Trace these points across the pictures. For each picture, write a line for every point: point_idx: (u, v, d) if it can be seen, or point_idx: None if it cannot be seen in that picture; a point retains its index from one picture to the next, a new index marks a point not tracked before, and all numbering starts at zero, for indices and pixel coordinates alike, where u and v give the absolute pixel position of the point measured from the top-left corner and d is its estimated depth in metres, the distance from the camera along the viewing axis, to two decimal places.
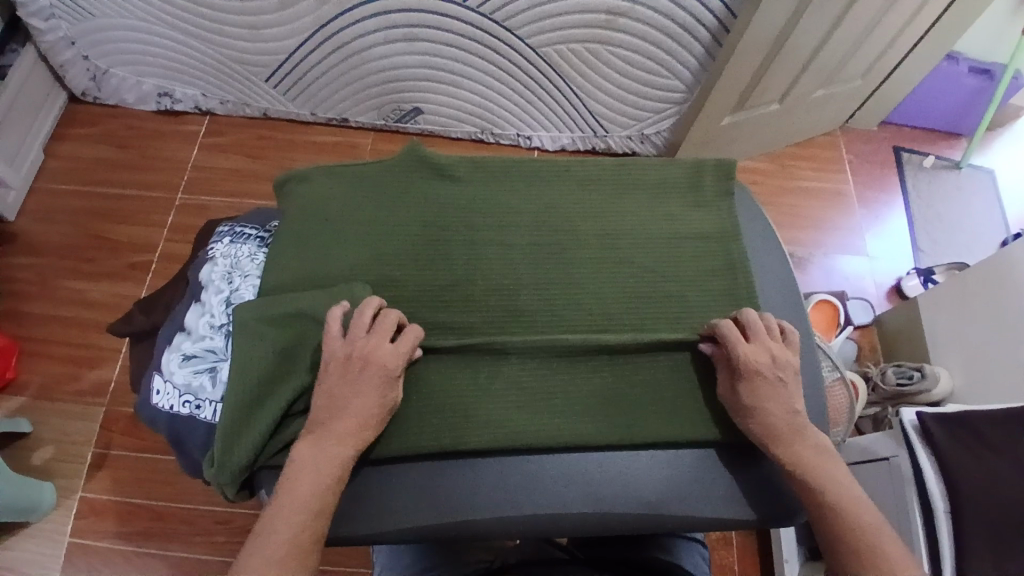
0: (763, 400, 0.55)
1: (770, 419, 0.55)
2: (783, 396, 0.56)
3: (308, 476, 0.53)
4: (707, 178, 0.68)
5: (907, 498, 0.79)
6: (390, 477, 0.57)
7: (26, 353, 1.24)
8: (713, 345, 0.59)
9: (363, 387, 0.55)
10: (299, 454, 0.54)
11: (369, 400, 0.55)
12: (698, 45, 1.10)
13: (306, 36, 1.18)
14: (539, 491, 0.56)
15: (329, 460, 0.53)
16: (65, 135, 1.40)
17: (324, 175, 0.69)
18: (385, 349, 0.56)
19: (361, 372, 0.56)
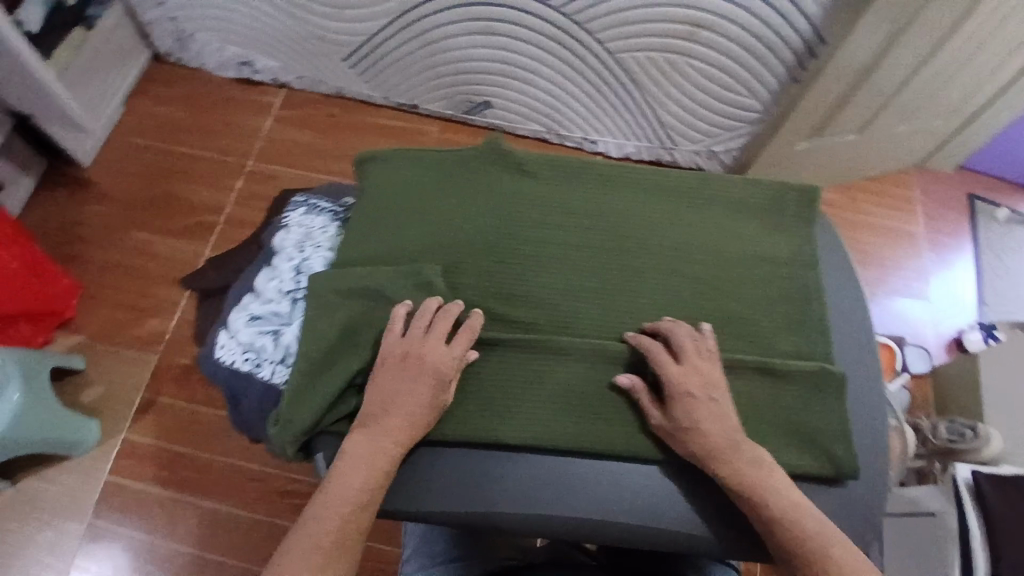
0: (696, 418, 0.55)
1: (707, 439, 0.55)
2: (716, 408, 0.56)
3: (361, 468, 0.54)
4: (788, 203, 0.67)
5: (950, 550, 0.77)
6: (436, 460, 0.58)
7: (87, 295, 1.30)
8: (630, 377, 0.58)
9: (416, 385, 0.57)
10: (354, 447, 0.55)
11: (422, 397, 0.57)
12: (780, 67, 1.08)
13: (386, 21, 1.19)
14: (573, 496, 0.56)
15: (379, 455, 0.55)
16: (145, 92, 1.46)
17: (402, 156, 0.70)
18: (440, 350, 0.58)
19: (414, 370, 0.57)
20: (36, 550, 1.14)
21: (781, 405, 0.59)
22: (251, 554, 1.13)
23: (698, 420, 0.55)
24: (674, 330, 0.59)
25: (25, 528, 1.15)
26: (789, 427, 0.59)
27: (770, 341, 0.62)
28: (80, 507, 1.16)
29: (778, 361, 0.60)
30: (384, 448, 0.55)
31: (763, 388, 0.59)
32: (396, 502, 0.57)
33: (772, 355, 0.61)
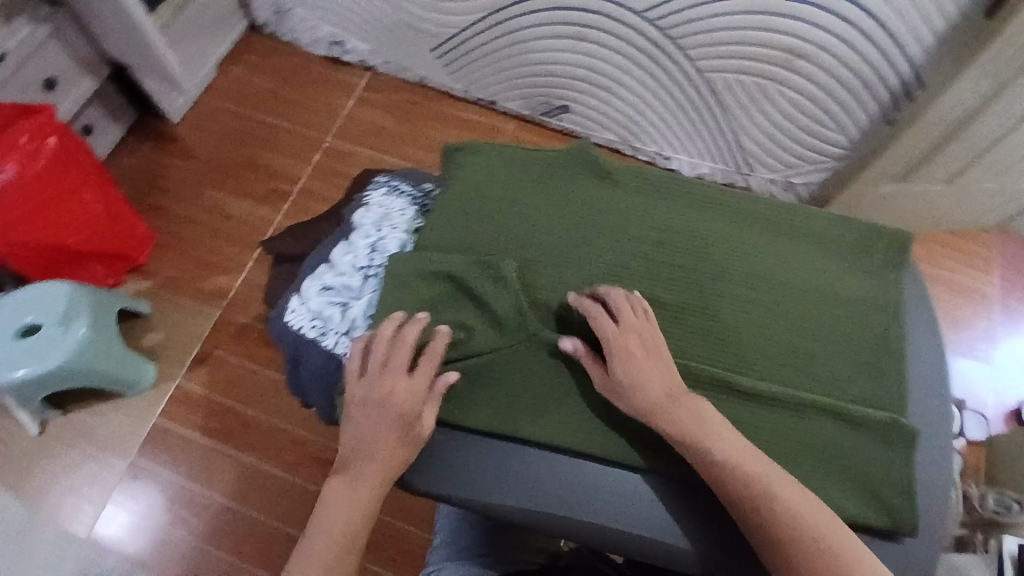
0: (635, 374, 0.57)
1: (646, 393, 0.57)
2: (654, 364, 0.58)
3: (339, 514, 0.58)
4: (873, 248, 0.66)
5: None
6: (471, 446, 0.61)
7: (161, 245, 1.36)
8: (574, 343, 0.61)
9: (389, 423, 0.58)
10: (332, 493, 0.59)
11: (395, 433, 0.59)
12: (874, 106, 1.07)
13: (479, 17, 1.21)
14: (581, 495, 0.58)
15: (357, 494, 0.58)
16: (238, 58, 1.52)
17: (492, 150, 0.71)
18: (402, 384, 0.59)
19: (385, 406, 0.59)
20: (85, 478, 1.20)
21: (843, 448, 0.58)
22: (281, 513, 1.17)
23: (639, 381, 0.57)
24: (618, 294, 0.61)
25: (77, 456, 1.21)
26: (849, 472, 0.58)
27: (840, 384, 0.61)
28: (129, 443, 1.22)
29: (846, 404, 0.59)
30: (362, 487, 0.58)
31: (828, 428, 0.59)
32: (430, 483, 0.61)
33: (840, 397, 0.60)
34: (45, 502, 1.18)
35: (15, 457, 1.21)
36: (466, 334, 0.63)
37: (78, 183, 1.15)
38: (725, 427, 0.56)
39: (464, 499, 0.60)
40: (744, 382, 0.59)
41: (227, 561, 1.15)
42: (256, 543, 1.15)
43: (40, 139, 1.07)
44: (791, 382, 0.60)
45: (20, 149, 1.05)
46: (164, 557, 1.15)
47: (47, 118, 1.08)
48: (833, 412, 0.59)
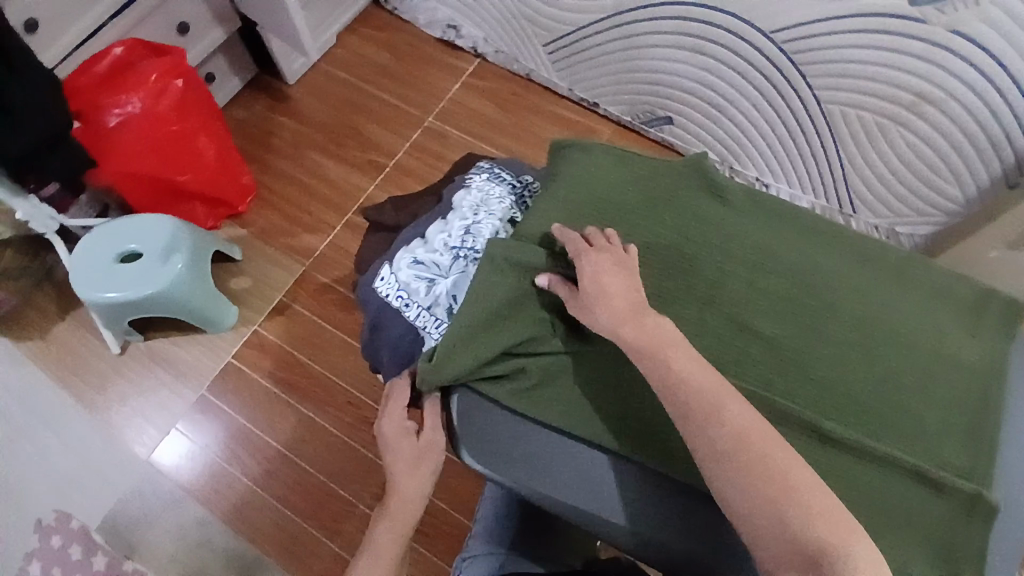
0: (600, 288, 0.60)
1: (611, 303, 0.58)
2: (624, 279, 0.60)
3: (388, 545, 0.74)
4: (988, 313, 0.63)
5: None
6: (535, 436, 0.61)
7: (259, 197, 1.43)
8: (547, 277, 0.64)
9: (404, 453, 0.75)
10: (378, 534, 0.74)
11: (409, 459, 0.75)
12: (998, 165, 0.99)
13: (599, 17, 1.22)
14: (636, 502, 0.58)
15: (396, 519, 0.74)
16: (357, 30, 1.57)
17: (605, 152, 0.70)
18: (399, 424, 0.76)
19: (401, 444, 0.75)
20: (159, 402, 1.28)
21: (925, 514, 0.55)
22: (330, 468, 1.22)
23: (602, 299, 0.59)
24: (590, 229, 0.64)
25: (155, 380, 1.30)
26: (927, 542, 0.55)
27: (933, 448, 0.58)
28: (203, 377, 1.30)
29: (940, 471, 0.56)
30: (401, 511, 0.75)
31: (912, 490, 0.56)
32: (490, 463, 0.60)
33: (931, 460, 0.57)
34: (121, 417, 1.27)
35: (101, 372, 1.31)
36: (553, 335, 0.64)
37: (196, 126, 1.22)
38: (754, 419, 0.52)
39: (522, 486, 0.59)
40: (829, 425, 0.57)
41: (274, 503, 1.21)
42: (303, 492, 1.21)
43: (168, 78, 1.15)
44: (882, 436, 0.58)
45: (148, 86, 1.13)
46: (218, 489, 1.22)
47: (175, 61, 1.16)
48: (918, 473, 0.56)
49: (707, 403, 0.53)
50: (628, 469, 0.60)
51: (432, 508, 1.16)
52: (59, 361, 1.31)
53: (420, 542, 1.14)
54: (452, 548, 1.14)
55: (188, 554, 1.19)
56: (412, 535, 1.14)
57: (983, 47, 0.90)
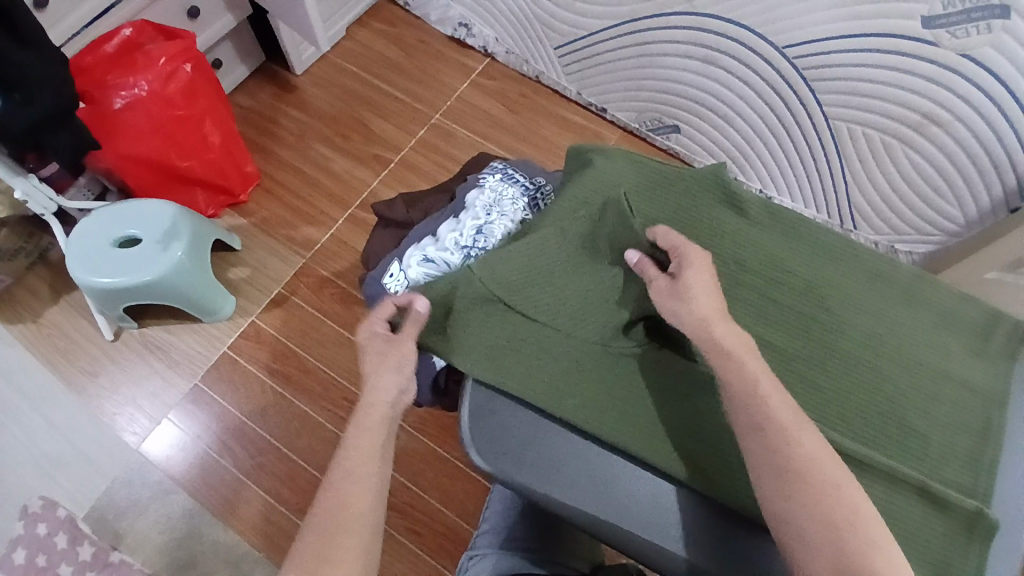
0: (691, 279, 0.60)
1: (699, 299, 0.60)
2: (713, 276, 0.61)
3: (364, 453, 0.63)
4: (993, 335, 0.64)
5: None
6: (546, 433, 0.61)
7: (262, 187, 1.42)
8: (637, 255, 0.64)
9: (380, 356, 0.67)
10: (357, 439, 0.64)
11: (385, 360, 0.66)
12: (999, 188, 1.02)
13: (612, 23, 1.23)
14: (640, 506, 0.57)
15: (376, 419, 0.65)
16: (367, 23, 1.57)
17: (627, 160, 0.70)
18: (375, 324, 0.69)
19: (374, 347, 0.68)
20: (151, 390, 1.27)
21: (924, 529, 0.56)
22: (323, 462, 1.21)
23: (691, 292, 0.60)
24: (666, 233, 0.64)
25: (147, 368, 1.28)
26: (924, 556, 0.56)
27: (934, 466, 0.58)
28: (197, 367, 1.28)
29: (940, 486, 0.57)
30: (380, 412, 0.65)
31: (915, 506, 0.57)
32: (499, 464, 0.59)
33: (934, 477, 0.58)
34: (111, 405, 1.25)
35: (92, 357, 1.29)
36: (579, 314, 0.64)
37: (203, 113, 1.21)
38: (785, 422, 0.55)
39: (530, 488, 0.58)
40: (839, 439, 0.58)
41: (264, 496, 1.20)
42: (295, 486, 1.20)
43: (177, 63, 1.14)
44: (886, 451, 0.58)
45: (156, 69, 1.12)
46: (208, 480, 1.21)
47: (185, 45, 1.15)
48: (920, 489, 0.57)
49: (734, 410, 0.55)
50: (630, 472, 0.59)
51: (425, 507, 1.16)
52: (48, 344, 1.29)
53: (410, 540, 1.14)
54: (442, 547, 1.13)
55: (174, 544, 1.17)
56: (401, 533, 1.13)
57: (991, 72, 0.91)
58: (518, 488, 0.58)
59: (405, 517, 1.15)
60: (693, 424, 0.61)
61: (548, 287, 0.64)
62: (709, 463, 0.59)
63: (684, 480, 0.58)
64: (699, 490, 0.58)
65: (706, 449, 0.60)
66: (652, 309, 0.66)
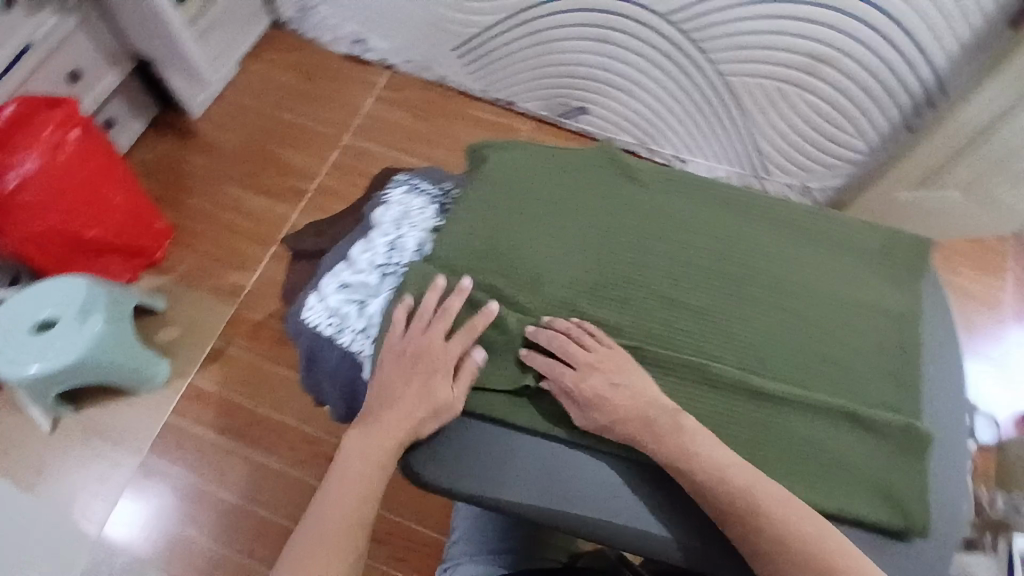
0: (599, 398, 0.58)
1: (610, 415, 0.57)
2: (617, 392, 0.58)
3: (356, 461, 0.59)
4: (897, 254, 0.65)
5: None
6: (480, 434, 0.61)
7: (178, 241, 1.36)
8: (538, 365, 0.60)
9: (418, 378, 0.60)
10: (350, 440, 0.60)
11: (419, 390, 0.59)
12: (894, 111, 1.05)
13: (502, 16, 1.22)
14: (579, 488, 0.58)
15: (383, 425, 0.59)
16: (260, 55, 1.52)
17: (523, 149, 0.71)
18: (441, 347, 0.61)
19: (428, 362, 0.61)
20: (97, 472, 1.20)
21: (857, 452, 0.58)
22: (292, 510, 1.17)
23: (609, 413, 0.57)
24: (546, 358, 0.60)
25: (89, 450, 1.22)
26: (864, 479, 0.57)
27: (860, 391, 0.60)
28: (142, 438, 1.22)
29: (866, 409, 0.59)
30: (389, 418, 0.59)
31: (845, 432, 0.58)
32: (437, 472, 0.60)
33: (860, 401, 0.59)
34: (57, 496, 1.18)
35: (28, 450, 1.22)
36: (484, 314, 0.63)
37: (100, 177, 1.15)
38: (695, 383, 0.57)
39: (471, 492, 0.59)
40: (763, 383, 0.59)
41: (236, 557, 1.15)
42: (267, 539, 1.16)
43: (63, 131, 1.08)
44: (811, 383, 0.60)
45: (42, 142, 1.06)
46: (176, 553, 1.15)
47: (67, 113, 1.09)
48: (847, 415, 0.58)
49: None
50: (563, 454, 0.60)
51: (406, 531, 1.13)
52: None
53: (396, 569, 1.11)
54: (429, 567, 1.11)
55: None
56: (385, 564, 1.10)
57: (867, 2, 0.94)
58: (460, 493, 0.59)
59: (386, 546, 1.12)
60: None
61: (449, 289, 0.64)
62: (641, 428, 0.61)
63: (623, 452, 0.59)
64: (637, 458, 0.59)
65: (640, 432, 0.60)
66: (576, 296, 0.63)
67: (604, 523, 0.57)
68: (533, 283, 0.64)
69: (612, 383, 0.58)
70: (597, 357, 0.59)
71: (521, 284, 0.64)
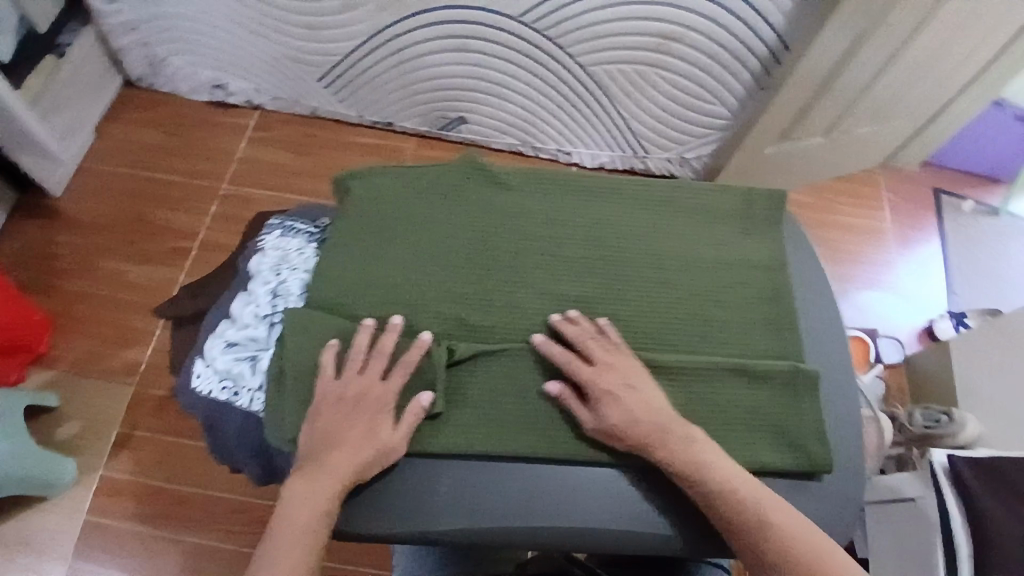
0: (618, 403, 0.58)
1: (632, 418, 0.57)
2: (635, 394, 0.58)
3: (304, 509, 0.54)
4: (757, 210, 0.68)
5: (961, 544, 0.77)
6: (394, 470, 0.58)
7: (60, 329, 1.26)
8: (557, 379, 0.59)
9: (360, 421, 0.58)
10: (293, 488, 0.55)
11: (361, 433, 0.57)
12: (746, 75, 1.11)
13: (361, 41, 1.20)
14: (503, 500, 0.57)
15: (334, 465, 0.56)
16: (117, 118, 1.44)
17: (384, 172, 0.70)
18: (379, 386, 0.59)
19: (368, 404, 0.59)
20: None
21: (751, 403, 0.60)
22: None
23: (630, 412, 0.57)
24: (561, 355, 0.60)
25: None
26: (762, 426, 0.60)
27: (741, 345, 0.63)
28: (57, 550, 1.11)
29: (752, 361, 0.62)
30: (338, 458, 0.56)
31: (737, 388, 0.61)
32: (355, 521, 0.57)
33: (745, 355, 0.62)
34: None
35: None
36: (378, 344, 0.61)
37: None
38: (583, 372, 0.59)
39: (394, 533, 0.56)
40: (649, 355, 0.61)
41: None
42: None
43: None
44: (695, 348, 0.62)
45: None
46: None
47: None
48: (735, 370, 0.61)
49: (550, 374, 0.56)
50: (483, 470, 0.58)
51: None
52: None
53: None
54: None
55: None
56: None
57: None
58: (384, 536, 0.57)
59: None
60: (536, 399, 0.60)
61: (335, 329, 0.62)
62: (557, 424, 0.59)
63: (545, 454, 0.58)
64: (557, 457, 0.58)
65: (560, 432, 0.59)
66: (463, 311, 0.63)
67: (534, 531, 0.56)
68: (418, 305, 0.63)
69: (629, 384, 0.59)
70: (626, 363, 0.60)
71: (406, 310, 0.63)
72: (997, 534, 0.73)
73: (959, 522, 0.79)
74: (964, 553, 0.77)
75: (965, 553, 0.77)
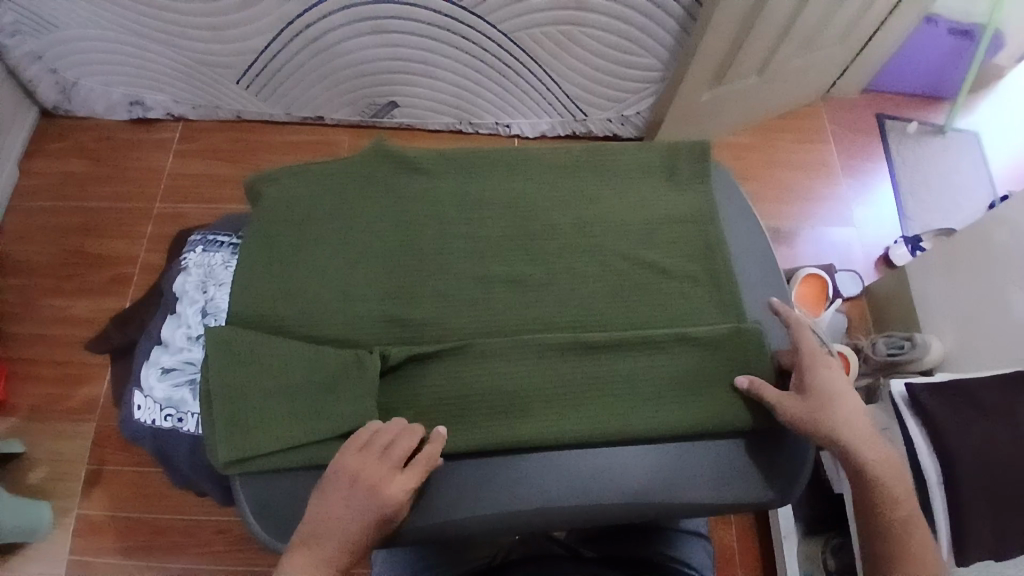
0: (832, 413, 0.56)
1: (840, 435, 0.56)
2: (848, 406, 0.57)
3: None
4: (679, 162, 0.67)
5: (930, 471, 0.75)
6: None
7: (13, 375, 1.21)
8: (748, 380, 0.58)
9: (367, 511, 0.51)
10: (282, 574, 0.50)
11: (366, 521, 0.51)
12: (670, 20, 1.09)
13: (273, 35, 1.15)
14: (446, 494, 0.55)
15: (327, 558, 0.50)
16: (38, 151, 1.37)
17: (292, 175, 0.67)
18: (397, 479, 0.52)
19: (382, 494, 0.51)
20: None
21: (694, 365, 0.59)
22: None
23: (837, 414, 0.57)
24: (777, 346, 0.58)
25: None
26: (709, 389, 0.58)
27: (679, 305, 0.62)
28: None
29: (691, 327, 0.60)
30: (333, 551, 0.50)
31: (678, 351, 0.59)
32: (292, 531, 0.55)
33: (683, 318, 0.61)
34: None
35: None
36: (303, 357, 0.58)
37: None
38: (516, 358, 0.58)
39: None
40: (587, 335, 0.59)
41: None
42: None
43: None
44: (633, 319, 0.61)
45: None
46: None
47: None
48: (677, 337, 0.59)
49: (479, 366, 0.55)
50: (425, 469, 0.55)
51: None
52: None
53: None
54: None
55: None
56: None
57: None
58: None
59: None
60: (475, 393, 0.57)
61: (259, 343, 0.59)
62: (499, 418, 0.56)
63: (486, 448, 0.55)
64: (499, 449, 0.56)
65: (502, 423, 0.56)
66: (393, 309, 0.60)
67: (477, 522, 0.54)
68: (344, 313, 0.60)
69: (837, 392, 0.57)
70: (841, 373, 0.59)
71: (330, 321, 0.60)
72: (956, 453, 0.74)
73: (924, 450, 0.77)
74: (933, 479, 0.75)
75: (934, 479, 0.75)
